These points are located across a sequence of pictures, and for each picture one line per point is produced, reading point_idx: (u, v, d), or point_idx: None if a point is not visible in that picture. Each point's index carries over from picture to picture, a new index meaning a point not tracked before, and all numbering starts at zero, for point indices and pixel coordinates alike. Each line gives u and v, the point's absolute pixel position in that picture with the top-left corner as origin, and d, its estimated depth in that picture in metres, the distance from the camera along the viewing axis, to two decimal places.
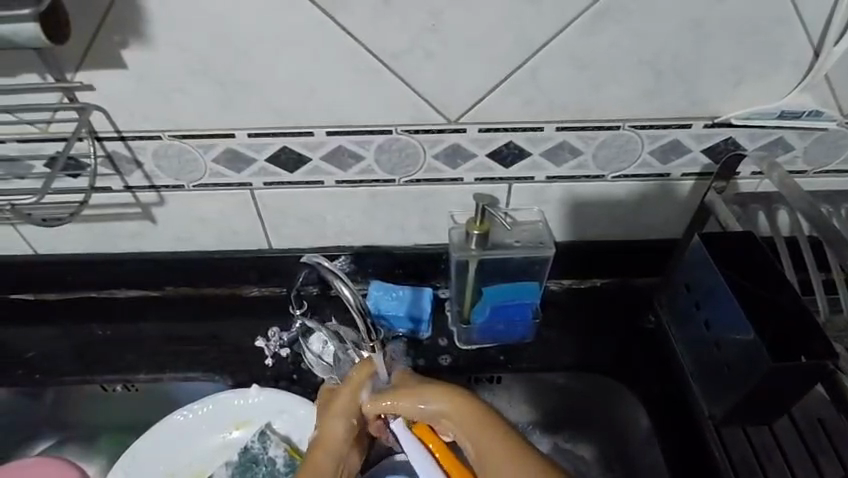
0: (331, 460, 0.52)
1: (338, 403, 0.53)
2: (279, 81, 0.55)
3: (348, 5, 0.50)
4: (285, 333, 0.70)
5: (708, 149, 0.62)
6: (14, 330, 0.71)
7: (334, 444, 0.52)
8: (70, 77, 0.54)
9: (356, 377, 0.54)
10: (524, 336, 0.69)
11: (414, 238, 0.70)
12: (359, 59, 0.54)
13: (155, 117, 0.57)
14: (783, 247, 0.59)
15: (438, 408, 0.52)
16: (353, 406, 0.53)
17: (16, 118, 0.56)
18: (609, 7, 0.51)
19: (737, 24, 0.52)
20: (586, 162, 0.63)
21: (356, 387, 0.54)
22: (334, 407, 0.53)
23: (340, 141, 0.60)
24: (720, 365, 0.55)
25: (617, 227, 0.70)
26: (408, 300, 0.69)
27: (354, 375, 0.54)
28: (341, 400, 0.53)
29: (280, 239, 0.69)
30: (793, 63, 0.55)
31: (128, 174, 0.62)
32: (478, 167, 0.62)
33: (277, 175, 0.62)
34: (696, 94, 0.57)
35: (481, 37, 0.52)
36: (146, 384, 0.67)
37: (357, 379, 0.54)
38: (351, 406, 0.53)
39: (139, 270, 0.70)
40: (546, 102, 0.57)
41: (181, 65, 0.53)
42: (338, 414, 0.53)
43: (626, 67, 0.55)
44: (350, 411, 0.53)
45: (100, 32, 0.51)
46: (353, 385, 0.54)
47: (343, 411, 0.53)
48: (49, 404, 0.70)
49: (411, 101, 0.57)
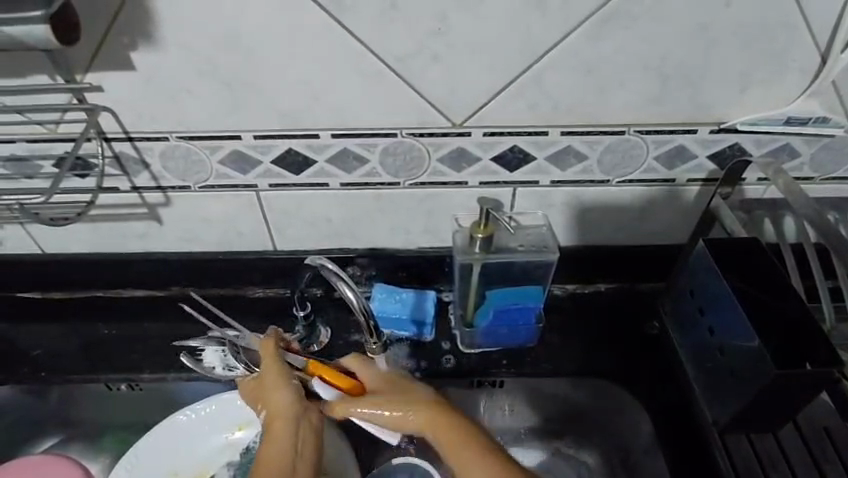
0: (289, 430, 0.53)
1: (266, 377, 0.57)
2: (286, 84, 0.55)
3: (355, 9, 0.51)
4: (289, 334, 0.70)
5: (714, 154, 0.62)
6: (21, 327, 0.71)
7: (284, 414, 0.54)
8: (79, 78, 0.54)
9: (266, 350, 0.59)
10: (528, 340, 0.69)
11: (418, 241, 0.70)
12: (365, 63, 0.54)
13: (163, 118, 0.57)
14: (789, 254, 0.59)
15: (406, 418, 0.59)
16: (283, 370, 0.57)
17: (26, 118, 0.57)
18: (615, 12, 0.51)
19: (743, 30, 0.52)
20: (592, 167, 0.63)
21: (274, 355, 0.58)
22: (266, 382, 0.57)
23: (346, 144, 0.60)
24: (724, 372, 0.55)
25: (623, 232, 0.69)
26: (411, 304, 0.69)
27: (263, 348, 0.59)
28: (269, 373, 0.57)
29: (285, 241, 0.69)
30: (800, 69, 0.55)
31: (135, 175, 0.62)
32: (483, 171, 0.63)
33: (282, 177, 0.63)
34: (702, 99, 0.57)
35: (486, 42, 0.53)
36: (150, 384, 0.68)
37: (269, 350, 0.59)
38: (279, 370, 0.57)
39: (145, 271, 0.71)
40: (552, 106, 0.57)
41: (188, 67, 0.54)
42: (274, 384, 0.56)
43: (632, 72, 0.55)
44: (283, 376, 0.57)
45: (109, 34, 0.51)
46: (272, 354, 0.58)
47: (277, 380, 0.56)
48: (55, 401, 0.71)
49: (416, 105, 0.57)
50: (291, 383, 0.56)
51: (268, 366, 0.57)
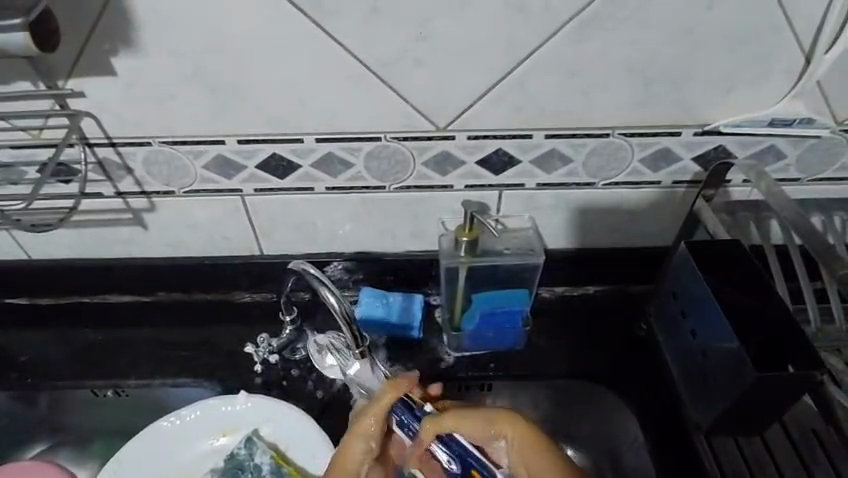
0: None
1: (359, 423, 0.54)
2: (269, 88, 0.55)
3: (337, 13, 0.50)
4: (275, 339, 0.70)
5: (699, 156, 0.62)
6: (8, 332, 0.71)
7: (351, 467, 0.53)
8: (61, 84, 0.54)
9: (380, 402, 0.54)
10: (515, 343, 0.69)
11: (405, 245, 0.70)
12: (348, 67, 0.54)
13: (146, 124, 0.57)
14: (774, 256, 0.59)
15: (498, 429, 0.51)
16: (371, 432, 0.54)
17: (9, 124, 0.57)
18: (597, 15, 0.51)
19: (725, 32, 0.52)
20: (577, 170, 0.62)
21: (379, 410, 0.54)
22: (357, 428, 0.54)
23: (330, 148, 0.60)
24: (708, 375, 0.55)
25: (610, 234, 0.69)
26: (399, 308, 0.69)
27: (379, 396, 0.54)
28: (365, 420, 0.54)
29: (272, 245, 0.69)
30: (784, 71, 0.55)
31: (119, 180, 0.62)
32: (468, 174, 0.62)
33: (267, 181, 0.63)
34: (686, 101, 0.57)
35: (469, 45, 0.53)
36: (137, 389, 0.68)
37: (383, 402, 0.54)
38: (371, 426, 0.54)
39: (131, 276, 0.71)
40: (536, 109, 0.57)
41: (171, 72, 0.54)
42: (354, 438, 0.54)
43: (615, 74, 0.55)
44: (368, 433, 0.54)
45: (91, 41, 0.51)
46: (378, 406, 0.54)
47: (363, 434, 0.54)
48: (42, 407, 0.71)
49: (400, 109, 0.57)
50: (370, 445, 0.54)
51: (363, 416, 0.54)
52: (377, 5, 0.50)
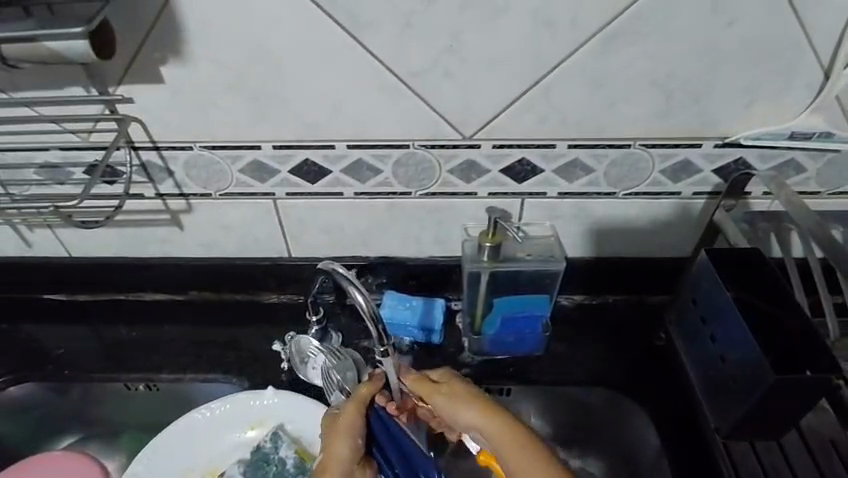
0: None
1: (339, 425, 0.52)
2: (305, 97, 0.58)
3: (373, 27, 0.53)
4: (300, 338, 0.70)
5: (719, 168, 0.63)
6: (45, 327, 0.74)
7: (337, 467, 0.50)
8: (113, 90, 0.58)
9: (361, 393, 0.54)
10: (535, 349, 0.70)
11: (429, 250, 0.72)
12: (380, 78, 0.57)
13: (189, 129, 0.61)
14: (795, 268, 0.61)
15: (473, 419, 0.49)
16: (354, 426, 0.52)
17: (61, 127, 0.60)
18: (621, 31, 0.53)
19: (746, 47, 0.54)
20: (598, 180, 0.64)
21: (360, 404, 0.53)
22: (337, 429, 0.52)
23: (360, 155, 0.62)
24: (726, 380, 0.56)
25: (630, 245, 0.71)
26: (421, 311, 0.71)
27: (357, 393, 0.54)
28: (347, 418, 0.52)
29: (301, 248, 0.72)
30: (804, 86, 0.56)
31: (160, 182, 0.65)
32: (492, 182, 0.64)
33: (299, 185, 0.65)
34: (707, 114, 0.58)
35: (497, 58, 0.55)
36: (168, 383, 0.70)
37: (361, 397, 0.54)
38: (353, 424, 0.52)
39: (164, 274, 0.74)
40: (559, 120, 0.59)
41: (214, 81, 0.57)
42: (341, 435, 0.51)
43: (638, 87, 0.57)
44: (354, 432, 0.52)
45: (143, 51, 0.55)
46: (357, 401, 0.54)
47: (346, 431, 0.52)
48: (75, 399, 0.74)
49: (429, 117, 0.59)
50: (356, 442, 0.52)
51: (346, 410, 0.53)
52: (411, 19, 0.53)
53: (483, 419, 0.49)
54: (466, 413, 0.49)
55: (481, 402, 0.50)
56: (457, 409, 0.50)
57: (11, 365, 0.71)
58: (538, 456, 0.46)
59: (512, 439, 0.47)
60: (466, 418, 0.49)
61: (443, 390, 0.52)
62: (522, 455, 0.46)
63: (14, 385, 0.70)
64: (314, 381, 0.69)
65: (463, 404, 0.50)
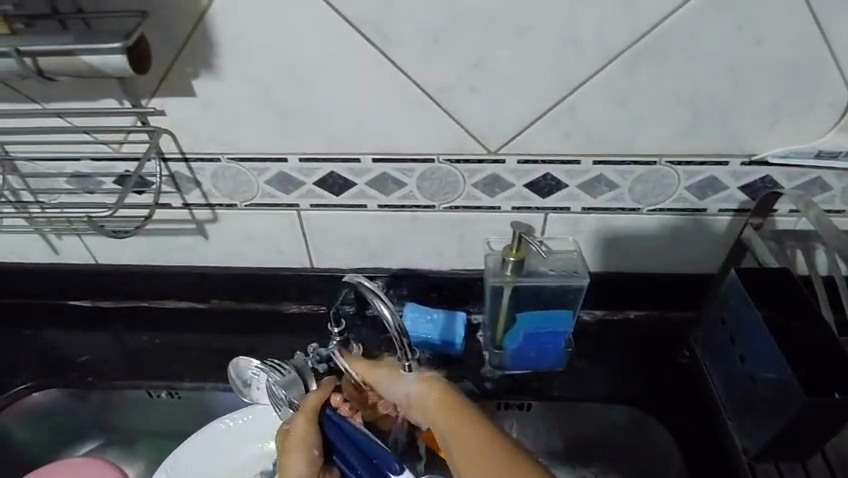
0: None
1: (292, 441, 0.58)
2: (333, 111, 0.59)
3: (401, 44, 0.54)
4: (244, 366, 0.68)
5: (745, 186, 0.63)
6: (69, 333, 0.75)
7: None
8: (144, 103, 0.59)
9: (307, 405, 0.59)
10: (556, 364, 0.70)
11: (451, 263, 0.72)
12: (407, 93, 0.57)
13: (218, 141, 0.61)
14: (821, 288, 0.60)
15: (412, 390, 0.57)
16: (306, 438, 0.58)
17: (93, 138, 0.62)
18: (648, 49, 0.53)
19: (773, 66, 0.54)
20: (622, 196, 0.64)
21: (309, 415, 0.59)
22: (290, 443, 0.58)
23: (385, 168, 0.63)
24: (756, 401, 0.55)
25: (653, 261, 0.70)
26: (441, 325, 0.70)
27: (304, 404, 0.59)
28: (300, 434, 0.58)
29: (322, 259, 0.72)
30: (833, 104, 0.56)
31: (187, 192, 0.66)
32: (516, 196, 0.65)
33: (323, 197, 0.66)
34: (733, 132, 0.58)
35: (523, 75, 0.55)
36: (189, 391, 0.71)
37: (309, 410, 0.59)
38: (306, 438, 0.58)
39: (186, 283, 0.75)
40: (584, 136, 0.59)
41: (245, 94, 0.58)
42: (295, 452, 0.57)
43: (664, 104, 0.57)
44: (307, 445, 0.58)
45: (175, 65, 0.56)
46: (305, 413, 0.59)
47: (300, 445, 0.57)
48: (97, 406, 0.74)
49: (455, 132, 0.60)
50: (311, 453, 0.58)
51: (298, 426, 0.58)
52: (439, 36, 0.53)
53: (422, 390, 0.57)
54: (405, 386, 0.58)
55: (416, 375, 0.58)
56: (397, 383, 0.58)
57: (35, 371, 0.72)
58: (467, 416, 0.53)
59: (445, 403, 0.55)
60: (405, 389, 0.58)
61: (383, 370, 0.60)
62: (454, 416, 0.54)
63: (39, 390, 0.71)
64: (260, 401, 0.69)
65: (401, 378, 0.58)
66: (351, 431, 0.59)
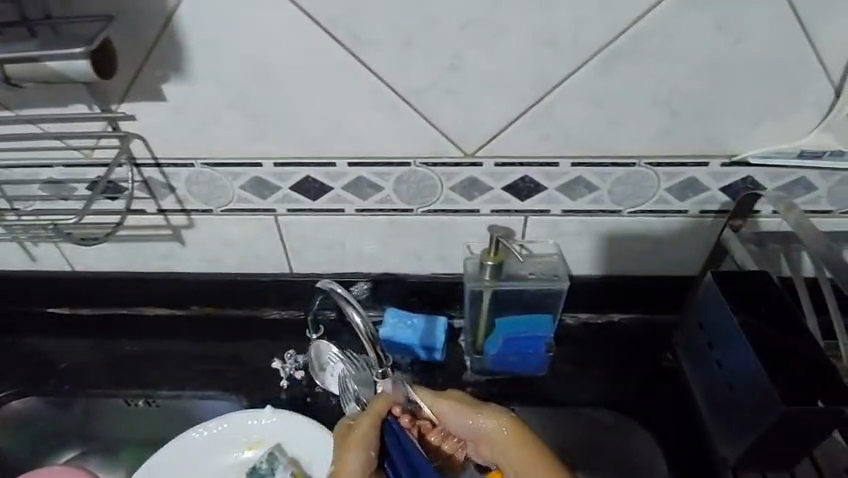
0: None
1: (353, 438, 0.51)
2: (306, 114, 0.58)
3: (372, 46, 0.53)
4: (321, 351, 0.69)
5: (726, 187, 0.62)
6: (47, 342, 0.75)
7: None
8: (115, 107, 0.58)
9: (375, 405, 0.53)
10: (538, 369, 0.69)
11: (432, 267, 0.71)
12: (381, 96, 0.56)
13: (191, 146, 0.61)
14: (805, 290, 0.59)
15: (477, 424, 0.52)
16: (364, 444, 0.51)
17: (64, 144, 0.61)
18: (624, 49, 0.52)
19: (752, 65, 0.53)
20: (602, 198, 0.63)
21: (375, 417, 0.52)
22: (349, 440, 0.51)
23: (360, 172, 0.62)
24: (734, 409, 0.54)
25: (636, 263, 0.69)
26: (421, 329, 0.70)
27: (372, 404, 0.53)
28: (361, 433, 0.51)
29: (302, 264, 0.71)
30: (814, 103, 0.55)
31: (162, 198, 0.65)
32: (494, 199, 0.64)
33: (299, 202, 0.65)
34: (713, 132, 0.57)
35: (497, 77, 0.55)
36: (167, 399, 0.70)
37: (376, 412, 0.52)
38: (367, 440, 0.51)
39: (165, 290, 0.74)
40: (562, 138, 0.58)
41: (216, 99, 0.57)
42: (352, 450, 0.51)
43: (642, 105, 0.56)
44: (367, 445, 0.51)
45: (144, 69, 0.55)
46: (372, 414, 0.52)
47: (359, 445, 0.51)
48: (75, 415, 0.73)
49: (431, 135, 0.59)
50: (368, 456, 0.51)
51: (361, 425, 0.52)
52: (411, 38, 0.53)
53: (488, 422, 0.52)
54: (469, 421, 0.53)
55: (479, 407, 0.53)
56: (461, 416, 0.53)
57: (13, 380, 0.71)
58: (538, 459, 0.50)
59: (516, 439, 0.51)
60: (470, 421, 0.52)
61: (445, 400, 0.54)
62: (527, 456, 0.50)
63: (16, 399, 0.71)
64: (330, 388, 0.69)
65: (463, 409, 0.53)
66: (411, 448, 0.51)
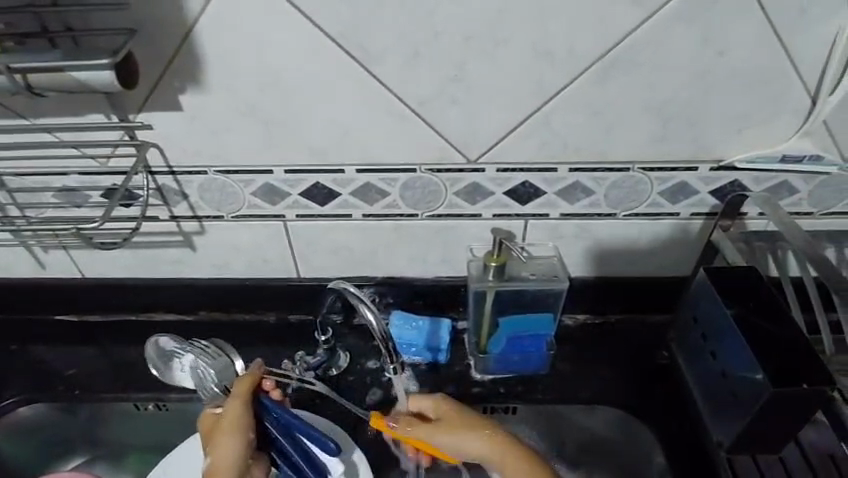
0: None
1: (225, 423, 0.53)
2: (318, 122, 0.60)
3: (382, 57, 0.56)
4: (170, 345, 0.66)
5: (715, 190, 0.65)
6: (56, 348, 0.75)
7: (228, 470, 0.51)
8: (131, 117, 0.60)
9: (243, 386, 0.56)
10: (539, 368, 0.71)
11: (435, 270, 0.73)
12: (390, 104, 0.59)
13: (205, 154, 0.63)
14: (790, 288, 0.63)
15: (469, 442, 0.56)
16: (236, 425, 0.53)
17: (80, 153, 0.63)
18: (617, 61, 0.56)
19: (736, 75, 0.57)
20: (599, 202, 0.66)
21: (243, 396, 0.55)
22: (220, 427, 0.53)
23: (369, 179, 0.65)
24: (729, 396, 0.57)
25: (631, 264, 0.72)
26: (426, 331, 0.72)
27: (239, 386, 0.56)
28: (230, 418, 0.53)
29: (309, 268, 0.74)
30: (793, 110, 0.59)
31: (174, 205, 0.67)
32: (496, 204, 0.67)
33: (309, 208, 0.67)
34: (702, 139, 0.61)
35: (500, 86, 0.58)
36: (176, 403, 0.71)
37: (243, 392, 0.55)
38: (242, 422, 0.53)
39: (174, 296, 0.75)
40: (560, 144, 0.62)
41: (230, 108, 0.60)
42: (227, 435, 0.53)
43: (636, 112, 0.59)
44: (242, 428, 0.53)
45: (162, 80, 0.58)
46: (240, 396, 0.55)
47: (231, 430, 0.53)
48: (84, 420, 0.74)
49: (436, 142, 0.62)
50: (245, 439, 0.53)
51: (231, 407, 0.54)
52: (419, 50, 0.56)
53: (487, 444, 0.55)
54: (469, 441, 0.55)
55: (478, 429, 0.56)
56: (458, 437, 0.56)
57: (21, 387, 0.72)
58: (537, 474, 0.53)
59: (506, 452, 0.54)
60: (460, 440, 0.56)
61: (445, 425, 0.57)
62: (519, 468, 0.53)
63: (25, 404, 0.71)
64: (181, 383, 0.68)
65: (461, 429, 0.56)
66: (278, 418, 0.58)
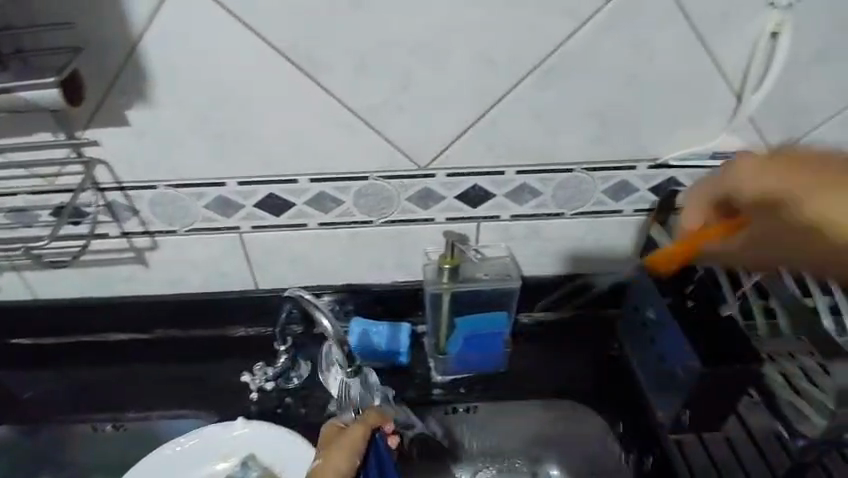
0: None
1: (344, 441, 0.58)
2: (269, 134, 0.61)
3: (329, 69, 0.58)
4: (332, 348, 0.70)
5: (653, 187, 0.69)
6: (8, 373, 0.73)
7: None
8: (79, 134, 0.60)
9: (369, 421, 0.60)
10: (497, 365, 0.73)
11: (393, 275, 0.75)
12: (339, 114, 0.60)
13: (156, 169, 0.63)
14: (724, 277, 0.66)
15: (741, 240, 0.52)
16: (348, 450, 0.58)
17: (27, 172, 0.62)
18: (555, 67, 0.59)
19: (665, 79, 0.60)
20: (547, 202, 0.69)
21: (366, 428, 0.59)
22: (334, 445, 0.58)
23: (322, 188, 0.66)
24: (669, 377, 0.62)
25: (580, 261, 0.75)
26: (386, 335, 0.73)
27: (368, 418, 0.61)
28: (348, 438, 0.58)
29: (267, 279, 0.74)
30: (719, 110, 0.63)
31: (125, 221, 0.67)
32: (448, 207, 0.68)
33: (263, 219, 0.68)
34: (638, 139, 0.64)
35: (445, 94, 0.60)
36: (135, 422, 0.70)
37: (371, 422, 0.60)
38: (354, 446, 0.58)
39: (130, 313, 0.74)
40: (506, 148, 0.64)
41: (179, 123, 0.60)
42: (337, 452, 0.58)
43: (575, 116, 0.62)
44: (353, 453, 0.58)
45: (109, 97, 0.58)
46: (364, 426, 0.60)
47: (346, 448, 0.58)
48: (39, 447, 0.72)
49: (386, 150, 0.63)
50: (353, 462, 0.57)
51: (354, 429, 0.59)
52: (365, 61, 0.57)
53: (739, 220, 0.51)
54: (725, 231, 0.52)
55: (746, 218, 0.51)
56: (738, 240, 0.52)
57: None
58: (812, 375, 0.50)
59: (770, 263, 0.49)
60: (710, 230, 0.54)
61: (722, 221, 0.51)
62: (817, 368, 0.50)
63: None
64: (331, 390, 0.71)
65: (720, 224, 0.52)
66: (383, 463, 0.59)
